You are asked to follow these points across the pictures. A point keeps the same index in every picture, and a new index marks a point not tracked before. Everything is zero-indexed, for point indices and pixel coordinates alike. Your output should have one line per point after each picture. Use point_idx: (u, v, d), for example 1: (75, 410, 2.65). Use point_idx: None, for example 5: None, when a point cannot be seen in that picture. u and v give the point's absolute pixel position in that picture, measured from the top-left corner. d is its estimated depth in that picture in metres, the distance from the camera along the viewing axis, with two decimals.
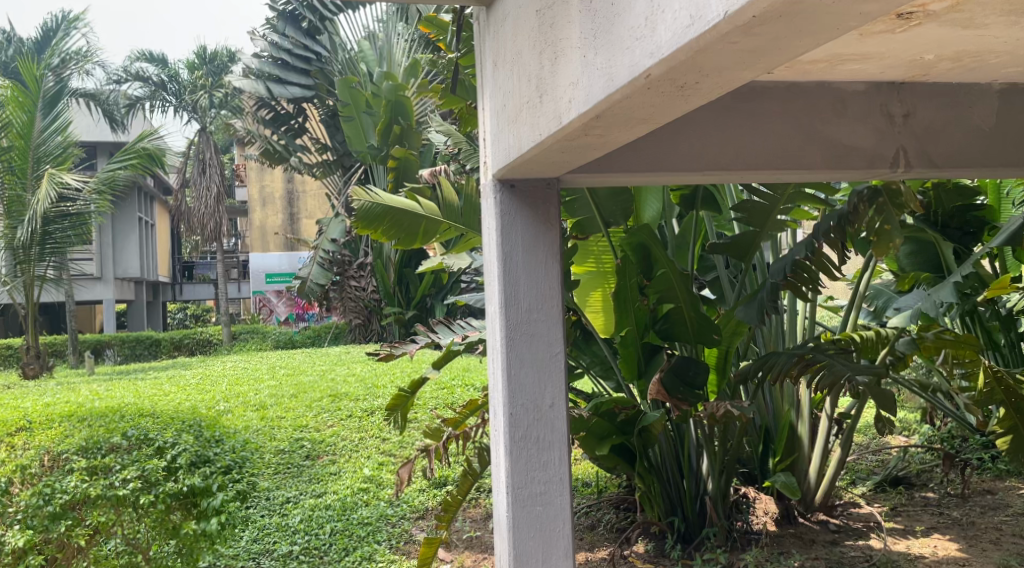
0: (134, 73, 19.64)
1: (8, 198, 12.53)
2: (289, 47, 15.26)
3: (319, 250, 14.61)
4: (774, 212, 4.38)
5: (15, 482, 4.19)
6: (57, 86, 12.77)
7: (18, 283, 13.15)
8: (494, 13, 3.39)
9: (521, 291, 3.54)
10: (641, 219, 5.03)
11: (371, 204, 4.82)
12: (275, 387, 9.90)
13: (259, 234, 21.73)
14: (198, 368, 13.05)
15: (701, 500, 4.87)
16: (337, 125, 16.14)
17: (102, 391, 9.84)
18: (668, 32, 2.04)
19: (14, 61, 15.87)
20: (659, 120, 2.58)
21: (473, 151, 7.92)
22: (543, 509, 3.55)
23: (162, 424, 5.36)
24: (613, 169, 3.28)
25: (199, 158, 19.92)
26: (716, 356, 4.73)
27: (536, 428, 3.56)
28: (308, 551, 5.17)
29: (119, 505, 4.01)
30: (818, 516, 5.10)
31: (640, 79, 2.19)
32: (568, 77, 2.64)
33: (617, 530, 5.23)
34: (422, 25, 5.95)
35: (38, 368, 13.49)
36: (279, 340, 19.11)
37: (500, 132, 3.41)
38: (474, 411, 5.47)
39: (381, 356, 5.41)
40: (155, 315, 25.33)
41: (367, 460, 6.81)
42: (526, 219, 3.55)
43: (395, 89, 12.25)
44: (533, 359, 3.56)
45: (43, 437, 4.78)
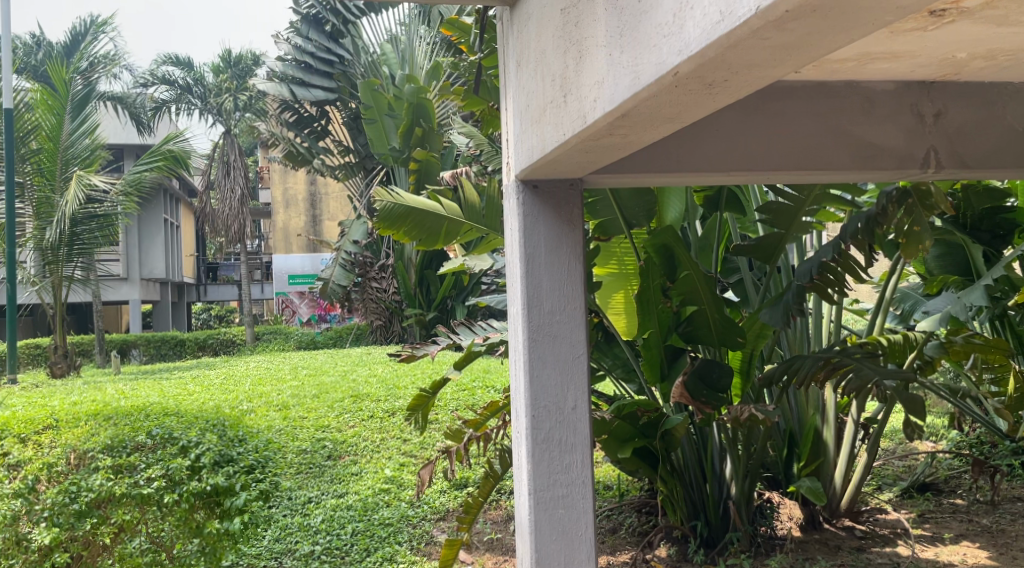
0: (160, 76, 19.88)
1: (38, 200, 12.72)
2: (312, 50, 15.39)
3: (341, 251, 14.70)
4: (799, 213, 4.32)
5: (42, 479, 4.07)
6: (85, 90, 12.89)
7: (46, 284, 13.23)
8: (519, 12, 3.38)
9: (544, 292, 3.53)
10: (664, 220, 5.00)
11: (393, 204, 4.82)
12: (297, 387, 9.93)
13: (283, 235, 21.87)
14: (222, 368, 13.13)
15: (724, 504, 4.82)
16: (359, 128, 16.19)
17: (127, 390, 9.94)
18: (696, 28, 2.03)
19: (43, 65, 16.05)
20: (685, 119, 2.56)
21: (494, 153, 7.97)
22: (565, 512, 3.53)
23: (187, 423, 5.32)
24: (640, 170, 3.25)
25: (224, 161, 20.07)
26: (741, 358, 4.68)
27: (558, 431, 3.55)
28: (330, 551, 5.18)
29: (144, 504, 4.00)
30: (844, 522, 5.05)
31: (668, 76, 2.18)
32: (593, 76, 2.62)
33: (639, 534, 5.21)
34: (444, 28, 5.97)
35: (65, 367, 13.63)
36: (302, 340, 19.24)
37: (523, 132, 3.39)
38: (496, 412, 5.46)
39: (402, 357, 5.40)
40: (180, 315, 25.59)
41: (390, 460, 6.83)
42: (548, 219, 3.53)
43: (417, 92, 12.30)
44: (556, 361, 3.55)
45: (69, 436, 4.64)
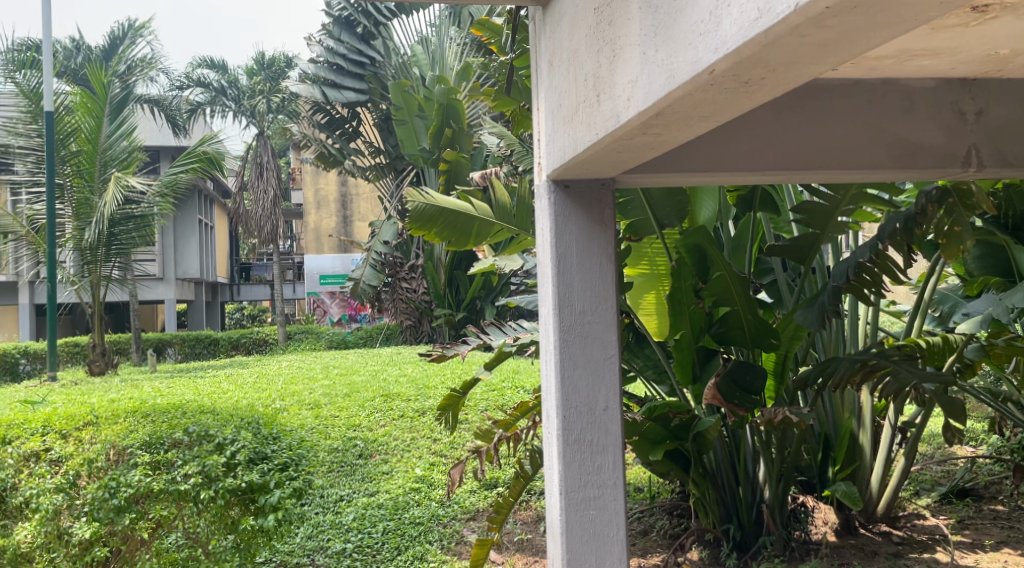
0: (196, 79, 20.16)
1: (77, 201, 12.91)
2: (344, 52, 15.41)
3: (372, 252, 14.78)
4: (835, 213, 4.26)
5: (82, 475, 4.05)
6: (123, 93, 13.11)
7: (85, 283, 13.40)
8: (552, 11, 3.37)
9: (575, 292, 3.52)
10: (697, 220, 4.97)
11: (424, 205, 4.84)
12: (328, 386, 9.98)
13: (314, 236, 22.01)
14: (255, 367, 13.25)
15: (757, 508, 4.79)
16: (390, 129, 16.31)
17: (163, 387, 10.05)
18: (734, 26, 2.02)
19: (83, 69, 16.33)
20: (720, 118, 2.54)
21: (525, 153, 7.99)
22: (597, 513, 3.52)
23: (222, 419, 5.26)
24: (674, 169, 3.23)
25: (257, 162, 20.27)
26: (775, 361, 4.63)
27: (590, 431, 3.54)
28: (362, 548, 5.22)
29: (181, 500, 4.00)
30: (880, 527, 4.99)
31: (703, 75, 2.17)
32: (627, 76, 2.62)
33: (670, 536, 5.18)
34: (475, 28, 5.98)
35: (103, 365, 13.84)
36: (333, 340, 19.37)
37: (555, 132, 3.39)
38: (526, 414, 5.45)
39: (433, 357, 5.41)
40: (214, 315, 25.88)
41: (420, 460, 6.85)
42: (580, 219, 3.53)
43: (448, 93, 12.37)
44: (587, 361, 3.54)
45: (108, 432, 4.50)
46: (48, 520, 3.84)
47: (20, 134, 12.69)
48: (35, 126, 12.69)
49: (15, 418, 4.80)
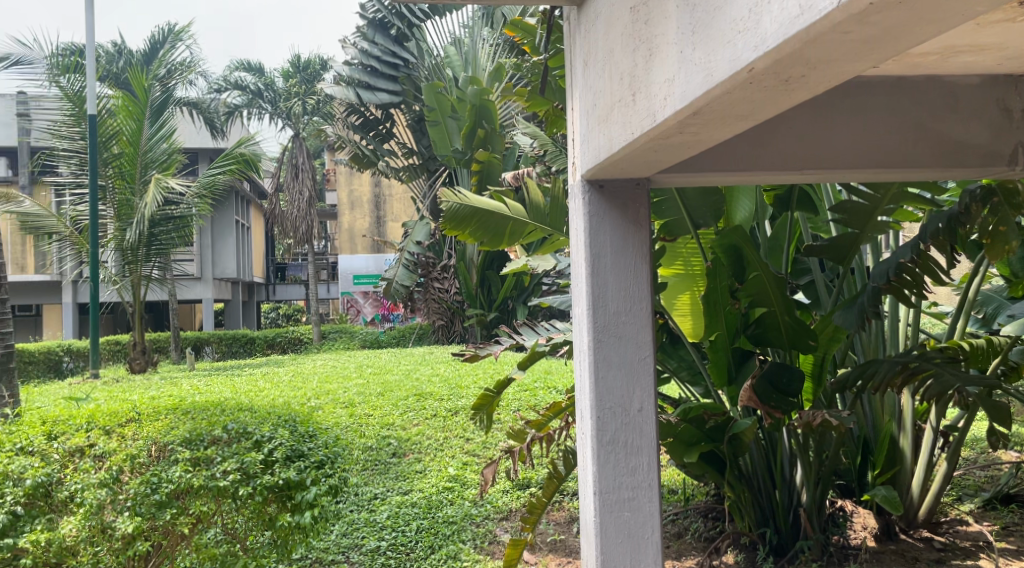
0: (233, 82, 20.41)
1: (119, 203, 13.16)
2: (378, 54, 15.49)
3: (404, 252, 14.94)
4: (875, 212, 4.20)
5: (125, 470, 4.08)
6: (163, 96, 13.33)
7: (126, 283, 13.65)
8: (586, 11, 3.37)
9: (609, 292, 3.51)
10: (733, 220, 4.92)
11: (458, 206, 4.86)
12: (361, 385, 10.06)
13: (348, 236, 22.15)
14: (290, 366, 13.38)
15: (794, 511, 4.74)
16: (423, 130, 16.38)
17: (202, 386, 10.21)
18: (774, 23, 2.03)
19: (125, 72, 16.63)
20: (758, 117, 2.53)
21: (559, 154, 8.02)
22: (632, 514, 3.50)
23: (260, 417, 5.32)
24: (711, 168, 3.22)
25: (293, 164, 20.48)
26: (812, 363, 4.58)
27: (624, 432, 3.52)
28: (396, 547, 5.25)
29: (220, 497, 4.04)
30: (921, 533, 4.91)
31: (743, 72, 2.17)
32: (663, 75, 2.61)
33: (705, 539, 5.13)
34: (509, 29, 6.01)
35: (144, 363, 14.05)
36: (367, 340, 19.48)
37: (590, 131, 3.38)
38: (558, 414, 5.45)
39: (466, 356, 5.42)
40: (250, 315, 26.19)
41: (453, 460, 6.87)
42: (615, 219, 3.51)
43: (480, 94, 12.45)
44: (621, 361, 3.53)
45: (150, 429, 4.55)
46: (92, 514, 3.85)
47: (64, 136, 12.93)
48: (78, 129, 12.93)
49: (60, 415, 4.88)
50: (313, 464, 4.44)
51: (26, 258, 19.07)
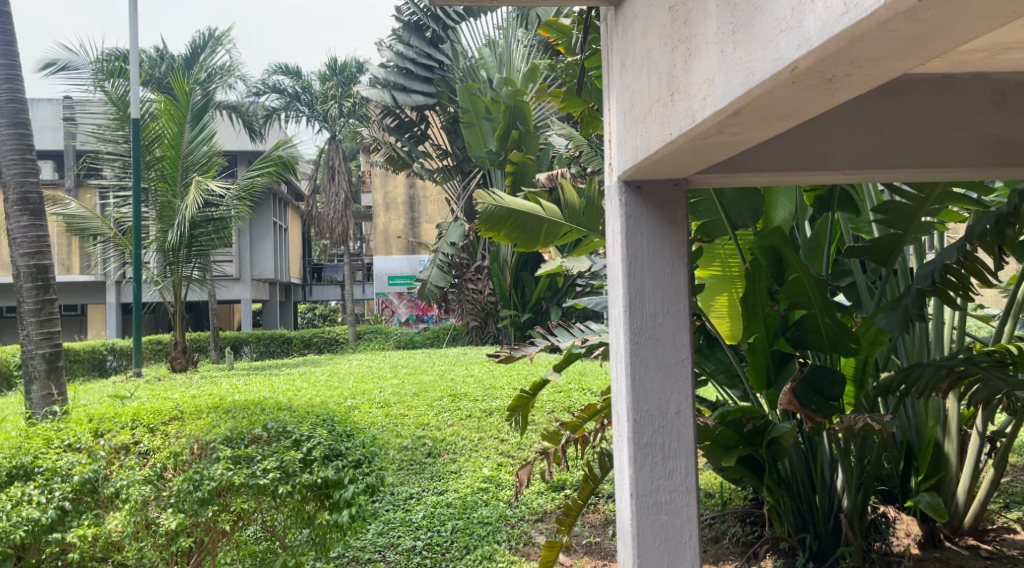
0: (271, 85, 20.58)
1: (161, 204, 13.40)
2: (413, 56, 15.57)
3: (439, 253, 15.07)
4: (919, 213, 4.13)
5: (168, 467, 4.12)
6: (204, 100, 13.55)
7: (167, 283, 13.87)
8: (624, 11, 3.35)
9: (646, 293, 3.49)
10: (772, 221, 4.87)
11: (494, 207, 4.86)
12: (397, 385, 10.12)
13: (383, 238, 22.27)
14: (327, 366, 13.49)
15: (836, 517, 4.66)
16: (457, 132, 16.42)
17: (241, 385, 10.35)
18: (818, 21, 2.02)
19: (167, 77, 16.91)
20: (800, 116, 2.50)
21: (594, 154, 8.00)
22: (669, 518, 3.48)
23: (299, 416, 5.37)
24: (750, 168, 3.20)
25: (329, 166, 20.64)
26: (854, 366, 4.51)
27: (661, 435, 3.50)
28: (431, 547, 5.27)
29: (260, 494, 4.09)
30: (967, 541, 4.81)
31: (784, 73, 2.16)
32: (702, 75, 2.59)
33: (743, 544, 5.07)
34: (544, 31, 6.00)
35: (185, 362, 14.27)
36: (401, 340, 19.60)
37: (627, 132, 3.36)
38: (593, 416, 5.43)
39: (501, 358, 5.42)
40: (287, 315, 26.46)
41: (487, 460, 6.89)
42: (651, 220, 3.49)
43: (515, 95, 12.49)
44: (659, 364, 3.50)
45: (193, 427, 4.58)
46: (137, 510, 3.90)
47: (109, 140, 13.16)
48: (122, 133, 13.14)
49: (107, 412, 4.97)
50: (350, 463, 4.44)
51: (71, 260, 19.44)
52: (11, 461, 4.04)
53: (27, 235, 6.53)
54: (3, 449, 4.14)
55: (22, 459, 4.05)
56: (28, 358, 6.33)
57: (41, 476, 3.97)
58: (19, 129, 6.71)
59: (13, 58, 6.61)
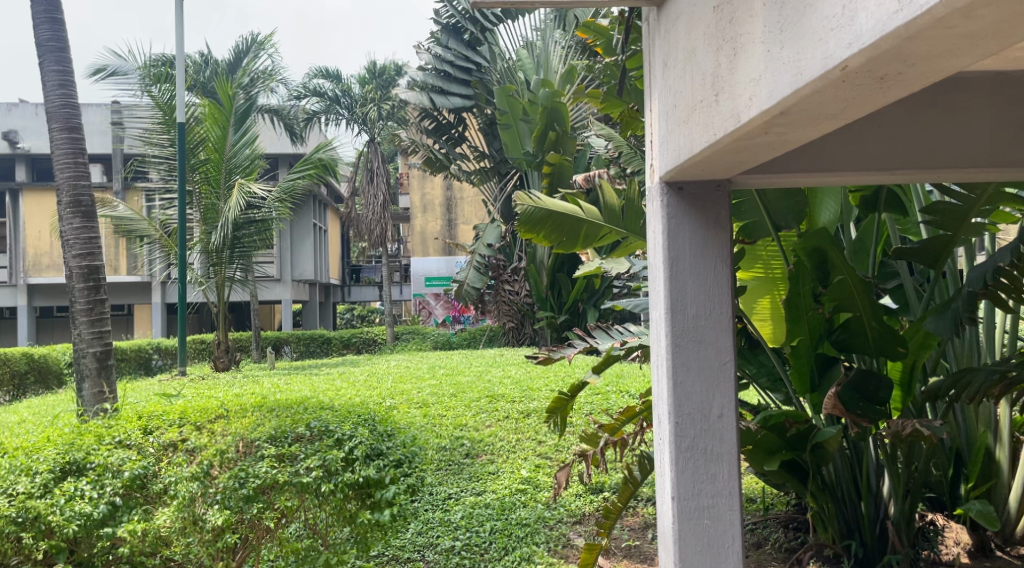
0: (312, 89, 20.65)
1: (205, 207, 13.62)
2: (451, 59, 15.60)
3: (476, 254, 15.18)
4: (970, 214, 4.04)
5: (215, 464, 4.19)
6: (246, 104, 13.75)
7: (211, 284, 14.09)
8: (667, 11, 3.32)
9: (688, 295, 3.46)
10: (817, 222, 4.80)
11: (533, 208, 4.87)
12: (435, 386, 10.17)
13: (420, 239, 22.38)
14: (365, 366, 13.60)
15: (881, 524, 4.58)
16: (495, 133, 16.45)
17: (282, 384, 10.46)
18: (870, 20, 2.00)
19: (212, 81, 17.17)
20: (850, 115, 2.47)
21: (634, 155, 7.99)
22: (711, 522, 3.44)
23: (341, 415, 5.43)
24: (794, 168, 3.16)
25: (368, 168, 20.81)
26: (901, 370, 4.43)
27: (703, 439, 3.46)
28: (470, 547, 5.29)
29: (304, 492, 4.10)
30: (1019, 550, 4.69)
31: (834, 71, 2.13)
32: (748, 74, 2.56)
33: (786, 550, 5.00)
34: (583, 32, 5.99)
35: (227, 361, 14.48)
36: (438, 341, 19.67)
37: (670, 132, 3.33)
38: (633, 418, 5.40)
39: (540, 359, 5.41)
40: (327, 315, 26.72)
41: (525, 461, 6.89)
42: (694, 222, 3.46)
43: (553, 97, 12.49)
44: (701, 367, 3.47)
45: (238, 425, 4.66)
46: (185, 506, 3.92)
47: (155, 143, 13.37)
48: (168, 136, 13.34)
49: (154, 410, 5.06)
50: (391, 462, 4.56)
51: (119, 261, 19.82)
52: (64, 457, 3.99)
53: (79, 237, 6.65)
54: (56, 444, 4.17)
55: (74, 455, 4.01)
56: (79, 357, 6.47)
57: (93, 472, 3.95)
58: (71, 134, 6.84)
59: (66, 65, 6.79)
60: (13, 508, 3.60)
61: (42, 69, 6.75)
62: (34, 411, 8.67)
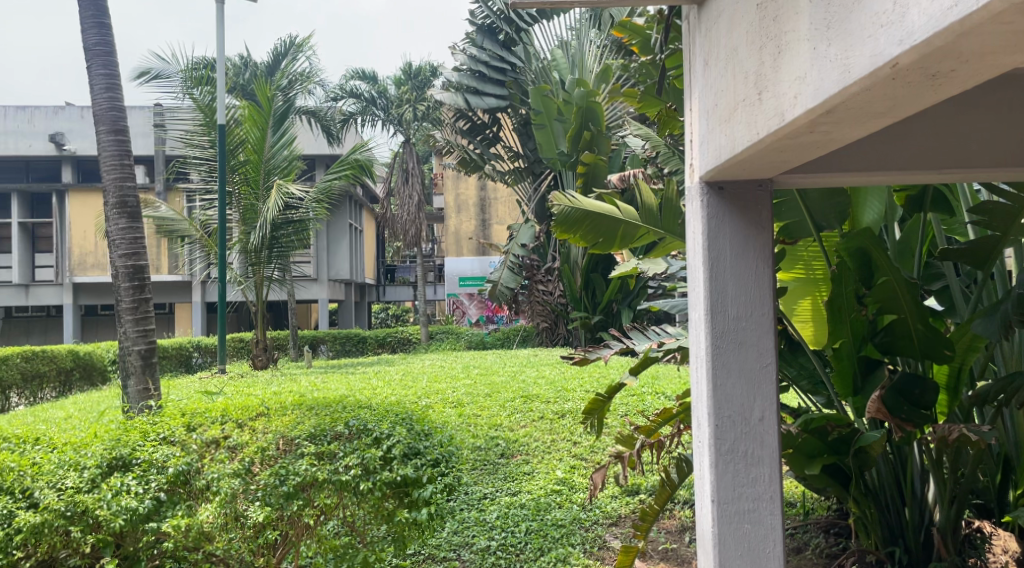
0: (349, 90, 20.76)
1: (245, 207, 13.79)
2: (486, 59, 15.57)
3: (510, 254, 15.21)
4: (1020, 215, 3.95)
5: (256, 462, 4.23)
6: (285, 106, 13.91)
7: (250, 283, 14.27)
8: (708, 9, 3.28)
9: (728, 296, 3.42)
10: (860, 222, 4.72)
11: (570, 208, 4.89)
12: (469, 385, 10.18)
13: (454, 239, 22.43)
14: (400, 365, 13.68)
15: (926, 531, 4.50)
16: (529, 133, 16.44)
17: (318, 382, 10.55)
18: (921, 16, 1.96)
19: (251, 83, 17.36)
20: (899, 113, 2.42)
21: (671, 155, 7.93)
22: (752, 527, 3.39)
23: (379, 413, 5.44)
24: (842, 168, 3.11)
25: (403, 169, 20.92)
26: (947, 373, 4.34)
27: (744, 442, 3.42)
28: (506, 547, 5.28)
29: (342, 490, 4.14)
30: None
31: (885, 69, 2.09)
32: (792, 72, 2.52)
33: (827, 555, 4.92)
34: (618, 31, 5.95)
35: (265, 360, 14.64)
36: (472, 341, 19.71)
37: (711, 131, 3.29)
38: (669, 420, 5.35)
39: (576, 359, 5.38)
40: (362, 314, 26.89)
41: (560, 462, 6.87)
42: (736, 221, 3.42)
43: (587, 96, 12.47)
44: (741, 369, 3.42)
45: (278, 423, 4.70)
46: (227, 502, 3.96)
47: (197, 145, 13.56)
48: (208, 138, 13.52)
49: (198, 407, 5.12)
50: (428, 463, 4.64)
51: (160, 260, 20.14)
52: (110, 453, 4.06)
53: (124, 237, 6.77)
54: (104, 440, 4.23)
55: (121, 451, 4.07)
56: (125, 354, 6.58)
57: (138, 468, 4.02)
58: (118, 136, 6.94)
59: (112, 69, 6.91)
60: (62, 501, 3.65)
61: (89, 73, 6.88)
62: (78, 408, 8.84)
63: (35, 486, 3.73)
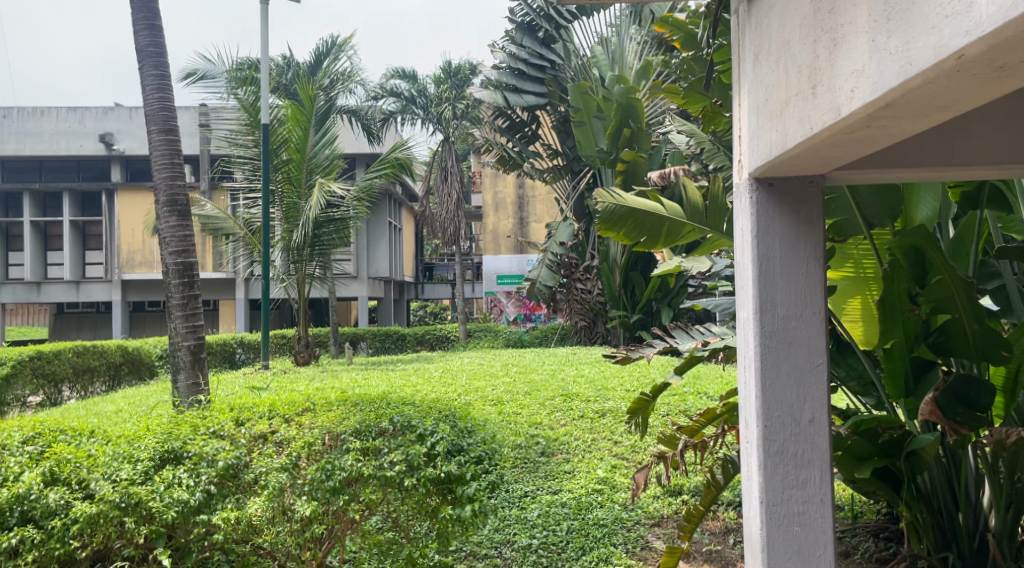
0: (389, 89, 20.88)
1: (288, 206, 13.92)
2: (526, 57, 15.53)
3: (548, 253, 15.18)
4: None
5: (303, 456, 4.25)
6: (326, 105, 14.04)
7: (291, 280, 14.41)
8: (759, 2, 3.22)
9: (779, 295, 3.35)
10: (913, 219, 4.62)
11: (614, 205, 4.84)
12: (507, 384, 10.15)
13: (492, 238, 22.43)
14: (439, 362, 13.71)
15: (981, 537, 4.39)
16: (568, 131, 16.36)
17: (359, 379, 10.64)
18: (989, 6, 1.91)
19: (294, 83, 17.52)
20: (960, 107, 2.35)
21: (714, 151, 7.81)
22: (802, 530, 3.33)
23: (420, 410, 5.44)
24: (900, 164, 3.03)
25: (442, 167, 20.98)
26: (1004, 376, 4.23)
27: (794, 444, 3.35)
28: (547, 545, 5.27)
29: (387, 486, 4.15)
30: None
31: (949, 60, 2.03)
32: (850, 64, 2.45)
33: (877, 560, 4.83)
34: (660, 26, 5.88)
35: (307, 356, 14.78)
36: (510, 338, 19.68)
37: (761, 127, 3.24)
38: (713, 420, 5.27)
39: (618, 358, 5.33)
40: (401, 312, 27.03)
41: (601, 461, 6.83)
42: (785, 219, 3.36)
43: (627, 93, 12.40)
44: (791, 370, 3.36)
45: (324, 418, 4.72)
46: (275, 496, 3.99)
47: (241, 144, 13.70)
48: (252, 137, 13.68)
49: (245, 402, 5.18)
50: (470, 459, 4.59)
51: (205, 258, 20.43)
52: (162, 445, 4.10)
53: (174, 235, 6.85)
54: (156, 433, 4.28)
55: (173, 444, 4.11)
56: (175, 349, 6.68)
57: (189, 461, 4.05)
58: (169, 136, 7.04)
59: (164, 70, 7.02)
60: (116, 493, 3.71)
61: (141, 73, 6.99)
62: (127, 402, 9.00)
63: (90, 478, 3.80)
